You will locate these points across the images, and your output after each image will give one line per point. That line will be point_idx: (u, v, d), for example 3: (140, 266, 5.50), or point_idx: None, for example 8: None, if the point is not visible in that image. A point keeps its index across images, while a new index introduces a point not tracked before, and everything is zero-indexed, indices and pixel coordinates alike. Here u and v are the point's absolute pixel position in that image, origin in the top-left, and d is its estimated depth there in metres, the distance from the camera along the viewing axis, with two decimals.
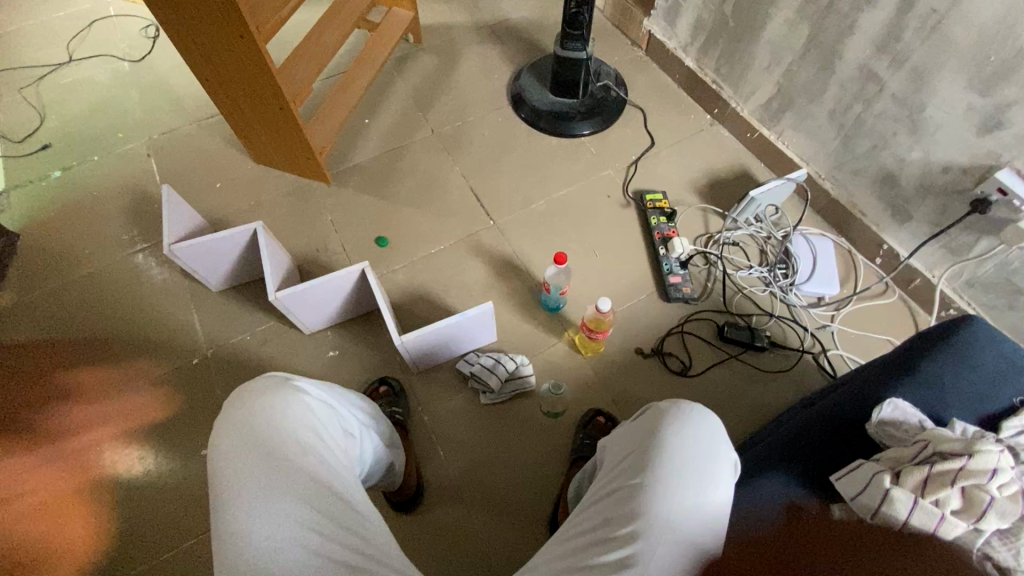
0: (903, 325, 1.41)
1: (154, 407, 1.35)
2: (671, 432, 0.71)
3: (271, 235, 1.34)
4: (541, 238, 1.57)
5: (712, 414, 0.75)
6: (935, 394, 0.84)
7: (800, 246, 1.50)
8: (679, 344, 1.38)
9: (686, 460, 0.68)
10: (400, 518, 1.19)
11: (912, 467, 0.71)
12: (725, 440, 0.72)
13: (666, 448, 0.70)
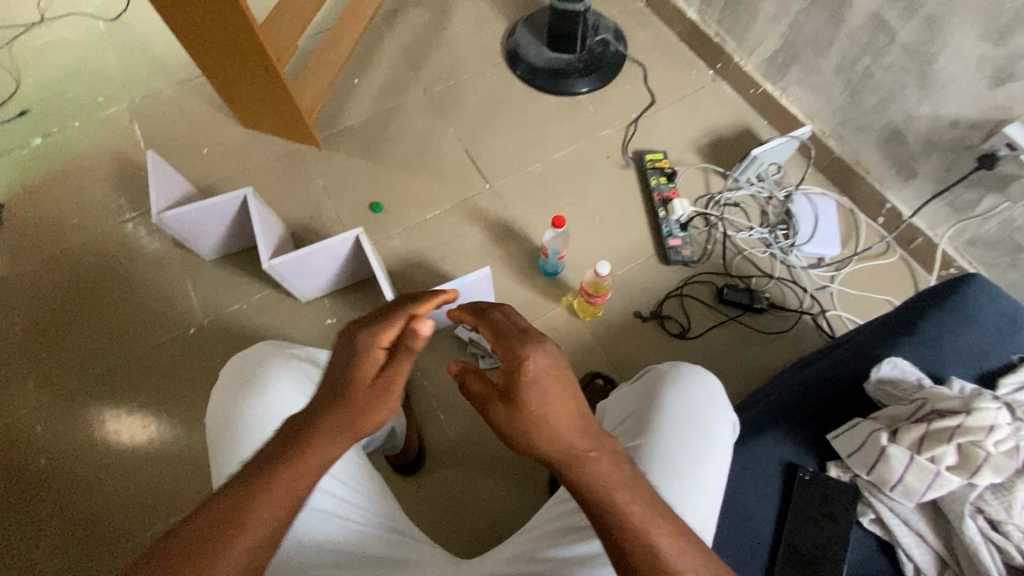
0: (902, 284, 1.41)
1: (155, 377, 1.35)
2: (670, 395, 0.73)
3: (263, 202, 1.31)
4: (539, 201, 1.54)
5: (711, 375, 0.77)
6: (933, 352, 0.84)
7: (801, 206, 1.48)
8: (678, 306, 1.38)
9: (684, 423, 0.71)
10: (404, 481, 1.21)
11: (909, 425, 0.71)
12: (724, 401, 0.74)
13: (665, 411, 0.72)
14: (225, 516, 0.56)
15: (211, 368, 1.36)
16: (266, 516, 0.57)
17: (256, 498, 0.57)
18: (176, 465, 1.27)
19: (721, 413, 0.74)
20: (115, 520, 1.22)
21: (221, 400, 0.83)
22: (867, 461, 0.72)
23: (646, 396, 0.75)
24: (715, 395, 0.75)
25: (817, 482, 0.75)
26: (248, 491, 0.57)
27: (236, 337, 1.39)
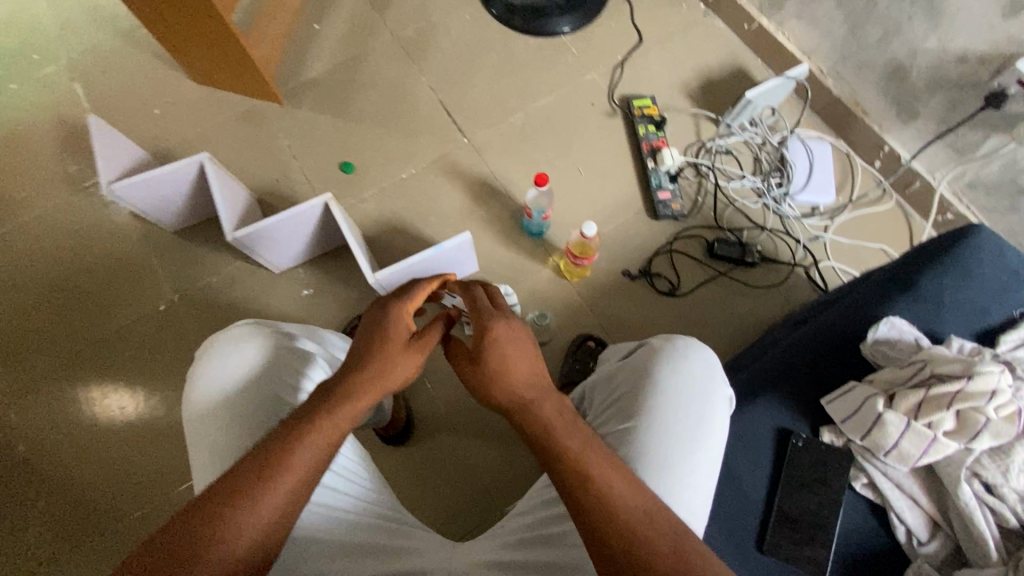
0: (898, 232, 1.36)
1: (128, 357, 1.30)
2: (665, 371, 0.71)
3: (222, 167, 1.22)
4: (521, 156, 1.45)
5: (707, 348, 0.75)
6: (933, 311, 0.80)
7: (796, 152, 1.41)
8: (668, 263, 1.33)
9: (680, 401, 0.69)
10: (394, 451, 1.19)
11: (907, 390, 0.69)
12: (720, 374, 0.72)
13: (661, 389, 0.70)
14: (259, 467, 0.62)
15: (186, 345, 1.31)
16: (292, 466, 0.63)
17: (288, 451, 0.63)
18: (158, 446, 1.24)
19: (716, 389, 0.71)
20: (102, 502, 1.20)
21: (201, 376, 0.78)
22: (861, 427, 0.70)
23: (640, 372, 0.72)
24: (712, 371, 0.72)
25: (809, 448, 0.74)
26: (282, 444, 0.64)
27: (210, 311, 1.33)
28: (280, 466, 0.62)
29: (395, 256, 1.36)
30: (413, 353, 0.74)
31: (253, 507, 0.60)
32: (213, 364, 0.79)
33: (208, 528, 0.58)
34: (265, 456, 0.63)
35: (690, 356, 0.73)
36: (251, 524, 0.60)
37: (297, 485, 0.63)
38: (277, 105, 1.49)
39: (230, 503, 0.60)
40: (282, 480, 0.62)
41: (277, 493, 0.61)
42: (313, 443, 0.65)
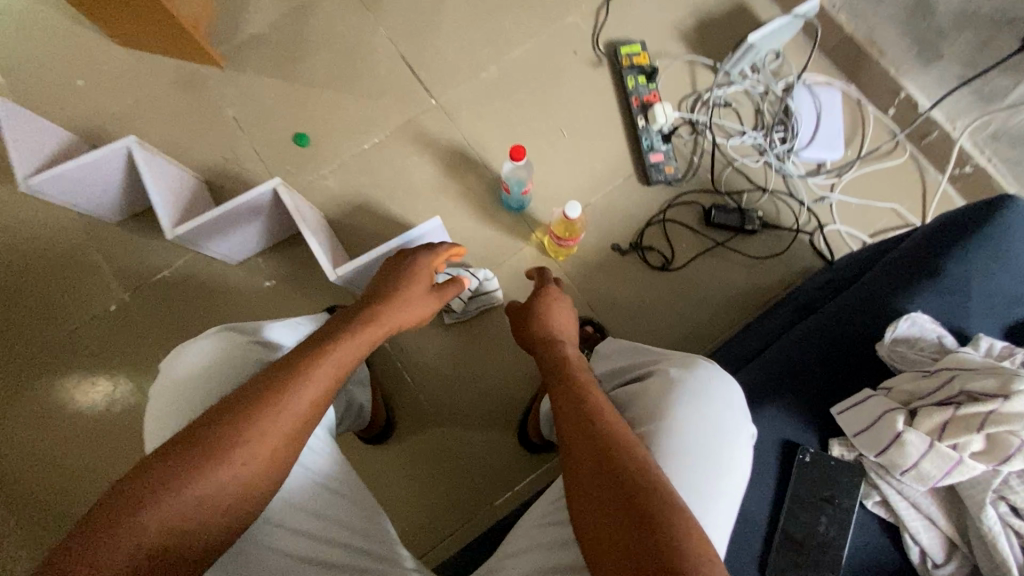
0: (911, 188, 1.25)
1: (78, 362, 1.19)
2: (686, 413, 0.60)
3: (151, 148, 1.08)
4: (496, 117, 1.30)
5: (730, 377, 0.65)
6: (958, 301, 0.72)
7: (803, 101, 1.27)
8: (660, 235, 1.23)
9: (699, 449, 0.59)
10: (374, 450, 1.12)
11: (931, 407, 0.61)
12: (743, 408, 0.63)
13: (680, 435, 0.59)
14: (279, 379, 0.64)
15: (141, 345, 1.21)
16: (309, 382, 0.65)
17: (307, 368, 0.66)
18: (119, 456, 1.16)
19: (731, 426, 0.61)
20: (62, 517, 1.12)
21: (164, 383, 0.75)
22: (876, 444, 0.63)
23: (655, 409, 0.61)
24: (728, 405, 0.62)
25: (819, 462, 0.67)
26: (302, 360, 0.66)
27: (166, 308, 1.22)
28: (300, 380, 0.64)
29: (363, 238, 1.24)
30: (433, 299, 0.88)
31: (271, 417, 0.61)
32: (175, 372, 0.75)
33: (227, 432, 0.59)
34: (284, 369, 0.65)
35: (705, 389, 0.62)
36: (270, 436, 0.60)
37: (313, 403, 0.65)
38: (218, 69, 1.32)
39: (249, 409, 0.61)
40: (301, 394, 0.64)
41: (294, 408, 0.63)
42: (330, 364, 0.67)
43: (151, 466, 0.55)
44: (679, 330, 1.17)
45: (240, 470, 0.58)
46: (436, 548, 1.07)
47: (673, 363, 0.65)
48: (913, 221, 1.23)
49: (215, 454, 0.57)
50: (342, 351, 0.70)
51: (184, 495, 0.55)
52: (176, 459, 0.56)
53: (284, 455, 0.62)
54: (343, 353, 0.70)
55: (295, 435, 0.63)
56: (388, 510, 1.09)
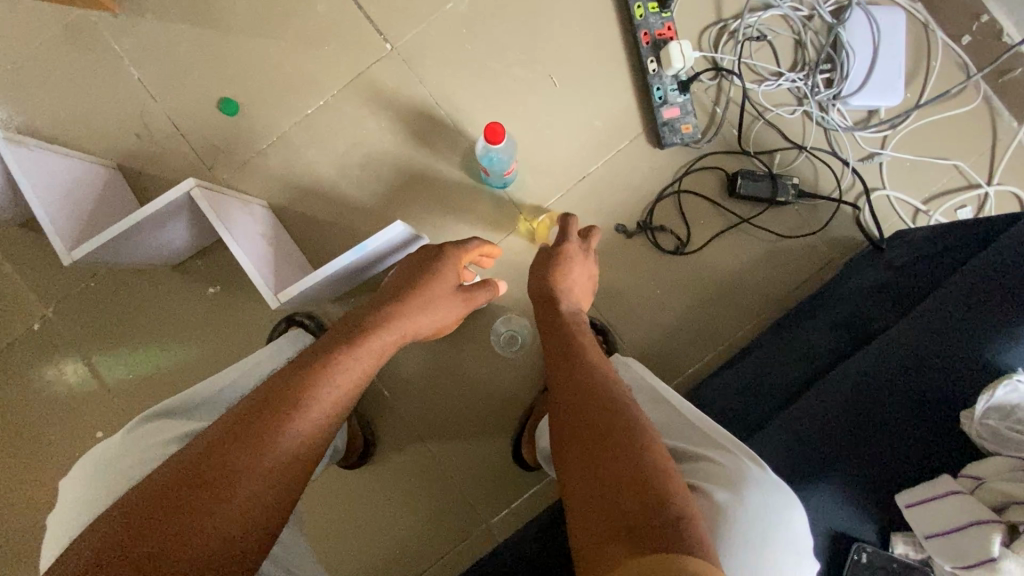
0: (981, 140, 1.03)
1: (8, 389, 1.05)
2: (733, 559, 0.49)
3: (25, 141, 0.85)
4: (469, 64, 1.03)
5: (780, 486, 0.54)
6: None
7: (857, 28, 1.01)
8: (674, 211, 1.02)
9: None
10: (355, 473, 1.01)
11: None
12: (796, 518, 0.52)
13: None
14: (290, 388, 0.58)
15: (75, 368, 1.05)
16: (323, 390, 0.59)
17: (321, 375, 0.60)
18: None
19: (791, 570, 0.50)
20: (21, 558, 1.03)
21: (69, 501, 0.58)
22: (958, 558, 0.50)
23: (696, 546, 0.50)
24: (792, 547, 0.51)
25: (875, 564, 0.55)
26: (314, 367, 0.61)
27: (99, 323, 1.05)
28: (312, 386, 0.59)
29: (317, 230, 1.03)
30: (459, 302, 0.78)
31: (279, 426, 0.55)
32: (83, 489, 0.58)
33: (235, 446, 0.53)
34: (297, 377, 0.59)
35: (768, 521, 0.51)
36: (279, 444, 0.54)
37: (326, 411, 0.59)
38: (109, 14, 1.03)
39: (257, 419, 0.55)
40: (314, 402, 0.58)
41: (302, 417, 0.56)
42: (348, 368, 0.62)
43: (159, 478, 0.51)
44: (694, 326, 1.01)
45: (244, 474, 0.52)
46: (431, 570, 0.99)
47: (717, 477, 0.53)
48: (979, 180, 1.02)
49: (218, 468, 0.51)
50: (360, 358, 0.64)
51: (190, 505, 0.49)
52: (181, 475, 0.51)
53: (291, 466, 0.55)
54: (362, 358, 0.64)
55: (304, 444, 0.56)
56: (373, 535, 1.00)
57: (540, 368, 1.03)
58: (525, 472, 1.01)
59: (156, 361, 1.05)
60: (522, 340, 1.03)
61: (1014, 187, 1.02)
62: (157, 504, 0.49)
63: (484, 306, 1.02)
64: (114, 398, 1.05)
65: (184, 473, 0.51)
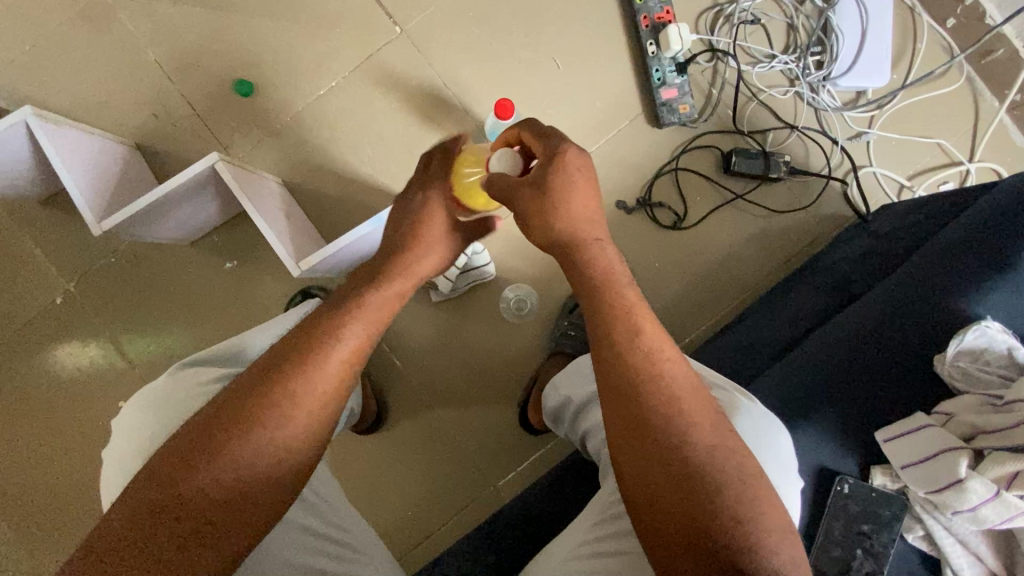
0: (963, 119, 1.08)
1: (33, 362, 1.09)
2: None
3: (56, 118, 0.89)
4: (476, 47, 1.08)
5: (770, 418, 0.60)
6: None
7: (846, 13, 1.06)
8: (671, 187, 1.07)
9: None
10: (369, 439, 1.06)
11: (1004, 455, 0.53)
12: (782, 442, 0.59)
13: None
14: (299, 358, 0.58)
15: (97, 341, 1.09)
16: (334, 353, 0.59)
17: (330, 338, 0.60)
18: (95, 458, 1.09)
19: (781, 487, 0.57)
20: (48, 523, 1.07)
21: (117, 442, 0.61)
22: (930, 483, 0.56)
23: None
24: (781, 464, 0.57)
25: (857, 495, 0.60)
26: (321, 332, 0.60)
27: (119, 298, 1.09)
28: (323, 353, 0.59)
29: (330, 207, 1.07)
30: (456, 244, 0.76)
31: (296, 397, 0.56)
32: (130, 428, 0.61)
33: (261, 411, 0.55)
34: (305, 343, 0.59)
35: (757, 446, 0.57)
36: (299, 410, 0.56)
37: (343, 372, 0.60)
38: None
39: (270, 390, 0.56)
40: (326, 367, 0.58)
41: (318, 384, 0.58)
42: (355, 330, 0.61)
43: (181, 449, 0.53)
44: (691, 297, 1.06)
45: (272, 445, 0.55)
46: (443, 529, 1.05)
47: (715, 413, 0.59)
48: (961, 158, 1.07)
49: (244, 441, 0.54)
50: (367, 312, 0.63)
51: (226, 476, 0.52)
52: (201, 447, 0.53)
53: (317, 430, 0.58)
54: (370, 314, 0.63)
55: (325, 408, 0.58)
56: (387, 497, 1.05)
57: (544, 338, 1.08)
58: (531, 437, 1.06)
59: (175, 334, 1.09)
60: (527, 308, 1.08)
61: (995, 164, 1.07)
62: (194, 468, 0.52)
63: (490, 279, 1.07)
64: (135, 370, 1.09)
65: (207, 446, 0.53)
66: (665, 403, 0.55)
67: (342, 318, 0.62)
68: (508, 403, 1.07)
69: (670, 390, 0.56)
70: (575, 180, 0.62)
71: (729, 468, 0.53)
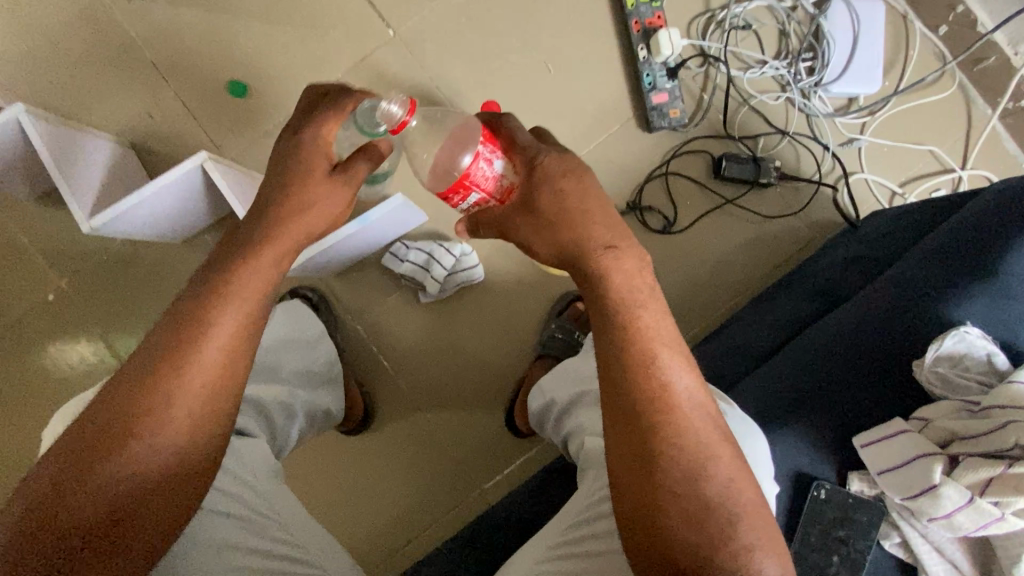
0: (954, 126, 1.08)
1: (23, 358, 1.09)
2: None
3: (50, 117, 0.90)
4: (468, 51, 1.08)
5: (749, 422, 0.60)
6: (1018, 313, 0.63)
7: (839, 18, 1.05)
8: (662, 192, 1.07)
9: None
10: (355, 440, 1.06)
11: (979, 459, 0.53)
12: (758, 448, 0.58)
13: None
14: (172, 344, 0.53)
15: (87, 338, 1.09)
16: (215, 331, 0.54)
17: (201, 322, 0.54)
18: None
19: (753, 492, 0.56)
20: None
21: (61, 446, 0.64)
22: (905, 489, 0.55)
23: None
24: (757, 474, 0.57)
25: (835, 500, 0.60)
26: (201, 308, 0.54)
27: (109, 295, 1.10)
28: (194, 342, 0.53)
29: None
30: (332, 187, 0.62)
31: (172, 393, 0.51)
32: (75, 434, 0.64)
33: (148, 399, 0.51)
34: (177, 325, 0.53)
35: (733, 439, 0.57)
36: (178, 402, 0.51)
37: (226, 354, 0.54)
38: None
39: (147, 383, 0.51)
40: (203, 351, 0.53)
41: (195, 368, 0.52)
42: (248, 285, 0.56)
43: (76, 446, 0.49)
44: (681, 301, 1.06)
45: (151, 444, 0.50)
46: (429, 532, 1.04)
47: None
48: (953, 165, 1.07)
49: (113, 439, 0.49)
50: (244, 287, 0.56)
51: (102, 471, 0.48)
52: (80, 440, 0.49)
53: (197, 421, 0.52)
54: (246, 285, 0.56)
55: (212, 390, 0.53)
56: (372, 499, 1.05)
57: (532, 340, 1.08)
58: (518, 438, 1.06)
59: None
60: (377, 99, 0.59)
61: (987, 171, 1.07)
62: (74, 463, 0.48)
63: (478, 281, 1.08)
64: None
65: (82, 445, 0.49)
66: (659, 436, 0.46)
67: (218, 296, 0.55)
68: (496, 405, 1.07)
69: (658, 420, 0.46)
70: (558, 189, 0.51)
71: (728, 500, 0.45)
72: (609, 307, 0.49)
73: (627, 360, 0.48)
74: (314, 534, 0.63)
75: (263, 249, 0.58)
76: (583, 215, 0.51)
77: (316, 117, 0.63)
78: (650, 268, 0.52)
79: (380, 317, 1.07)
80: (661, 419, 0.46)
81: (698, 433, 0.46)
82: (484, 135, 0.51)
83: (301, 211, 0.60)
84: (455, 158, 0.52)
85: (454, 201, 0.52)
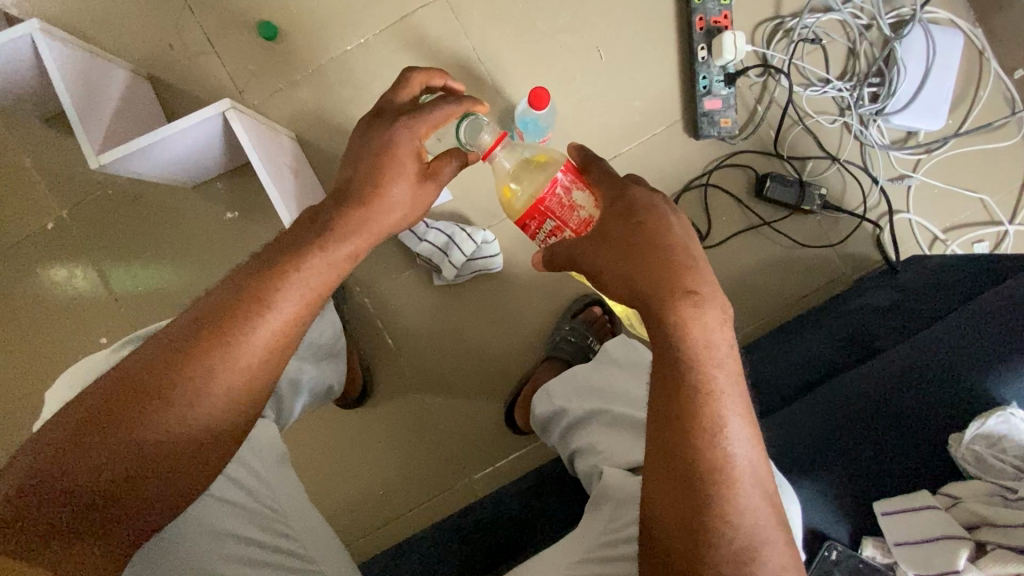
0: (1011, 177, 1.03)
1: (13, 281, 1.04)
2: None
3: (64, 35, 0.84)
4: (517, 24, 1.01)
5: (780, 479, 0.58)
6: None
7: (914, 46, 0.99)
8: (698, 203, 1.02)
9: None
10: (349, 414, 1.04)
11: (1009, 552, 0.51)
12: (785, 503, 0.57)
13: None
14: (227, 319, 0.49)
15: (81, 270, 1.04)
16: (274, 314, 0.50)
17: (262, 302, 0.50)
18: None
19: None
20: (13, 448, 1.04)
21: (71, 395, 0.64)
22: (923, 567, 0.54)
23: None
24: None
25: (845, 563, 0.58)
26: (262, 283, 0.51)
27: (110, 230, 1.05)
28: (251, 324, 0.49)
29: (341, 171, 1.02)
30: (425, 187, 0.61)
31: (218, 369, 0.48)
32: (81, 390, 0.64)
33: (194, 370, 0.47)
34: (235, 299, 0.50)
35: None
36: (220, 382, 0.48)
37: (277, 343, 0.51)
38: None
39: (191, 354, 0.47)
40: (258, 335, 0.50)
41: (248, 350, 0.49)
42: (315, 272, 0.53)
43: (112, 401, 0.45)
44: None
45: (187, 419, 0.47)
46: (413, 513, 1.03)
47: None
48: (1002, 218, 1.03)
49: (151, 404, 0.46)
50: (309, 275, 0.52)
51: (135, 435, 0.45)
52: (119, 395, 0.46)
53: (239, 405, 0.50)
54: (313, 274, 0.52)
55: (261, 376, 0.50)
56: (360, 473, 1.04)
57: (541, 338, 1.05)
58: (514, 433, 1.04)
59: (167, 276, 1.05)
60: (484, 122, 0.60)
61: None
62: (110, 417, 0.45)
63: (495, 271, 1.04)
64: (119, 306, 1.05)
65: (114, 402, 0.45)
66: (713, 493, 0.44)
67: (283, 277, 0.51)
68: (497, 397, 1.05)
69: (715, 475, 0.44)
70: (645, 222, 0.51)
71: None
72: (685, 355, 0.47)
73: (696, 416, 0.45)
74: (318, 530, 0.61)
75: (335, 238, 0.55)
76: (665, 253, 0.50)
77: (422, 109, 0.60)
78: (730, 321, 0.50)
79: (390, 294, 1.04)
80: (719, 488, 0.44)
81: (754, 508, 0.44)
82: (565, 165, 0.55)
83: (384, 211, 0.58)
84: (533, 185, 0.57)
85: (531, 228, 0.56)
